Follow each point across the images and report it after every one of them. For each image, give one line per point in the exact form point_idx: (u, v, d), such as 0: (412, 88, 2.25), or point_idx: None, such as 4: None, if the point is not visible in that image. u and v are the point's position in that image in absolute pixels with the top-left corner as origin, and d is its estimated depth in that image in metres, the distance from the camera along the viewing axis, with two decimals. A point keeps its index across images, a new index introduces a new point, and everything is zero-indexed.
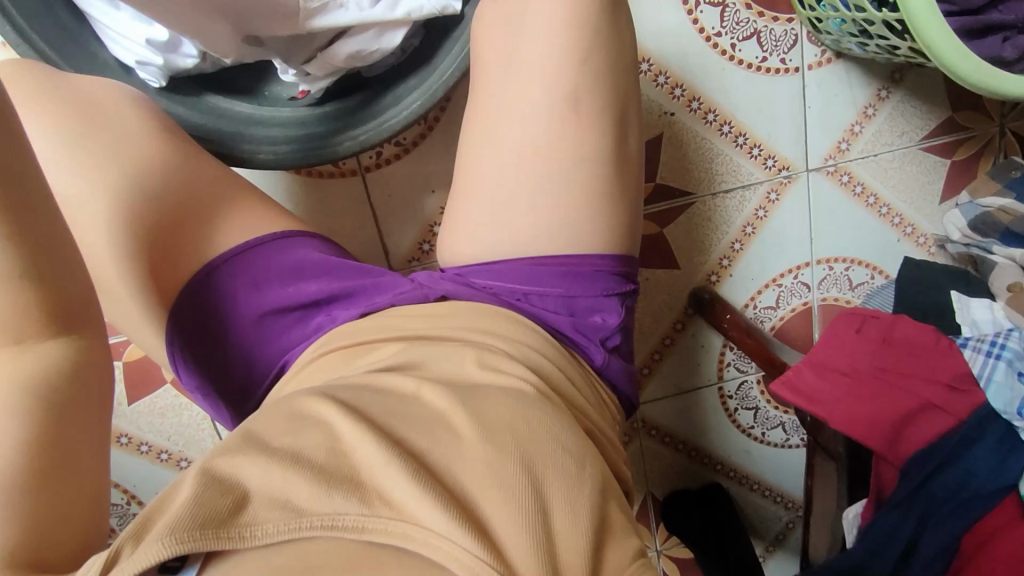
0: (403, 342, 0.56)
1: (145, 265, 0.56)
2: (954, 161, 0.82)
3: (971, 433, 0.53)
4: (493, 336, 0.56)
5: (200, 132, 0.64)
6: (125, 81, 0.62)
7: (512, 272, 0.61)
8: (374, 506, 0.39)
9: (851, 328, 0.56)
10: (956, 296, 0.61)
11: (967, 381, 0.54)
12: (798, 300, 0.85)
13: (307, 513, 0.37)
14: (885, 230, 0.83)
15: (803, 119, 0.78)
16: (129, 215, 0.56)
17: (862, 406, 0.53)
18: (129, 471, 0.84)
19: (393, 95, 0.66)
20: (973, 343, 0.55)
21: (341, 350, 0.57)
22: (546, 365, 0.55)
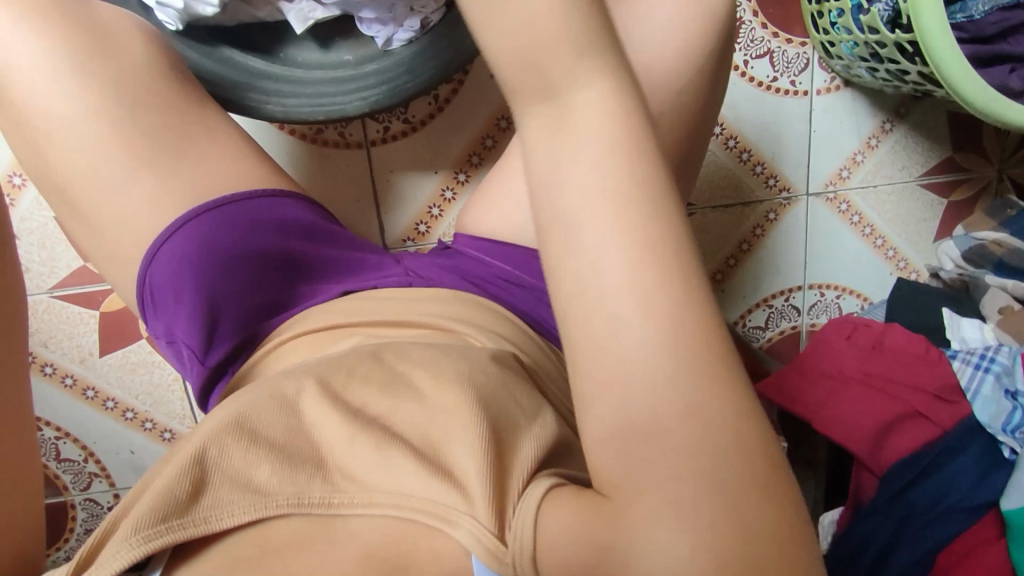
0: (364, 333, 0.53)
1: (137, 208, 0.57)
2: (951, 201, 0.83)
3: (955, 443, 0.56)
4: (468, 323, 0.54)
5: (210, 78, 0.64)
6: (143, 19, 0.62)
7: (512, 262, 0.61)
8: (332, 482, 0.38)
9: (842, 335, 0.63)
10: (948, 315, 0.64)
11: (955, 393, 0.58)
12: (787, 323, 0.85)
13: (272, 494, 0.37)
14: (879, 263, 0.84)
15: (808, 143, 0.79)
16: (131, 148, 0.56)
17: (846, 406, 0.59)
18: (92, 427, 0.82)
19: (404, 59, 0.66)
20: (964, 355, 0.59)
21: (316, 330, 0.55)
22: (521, 354, 0.53)
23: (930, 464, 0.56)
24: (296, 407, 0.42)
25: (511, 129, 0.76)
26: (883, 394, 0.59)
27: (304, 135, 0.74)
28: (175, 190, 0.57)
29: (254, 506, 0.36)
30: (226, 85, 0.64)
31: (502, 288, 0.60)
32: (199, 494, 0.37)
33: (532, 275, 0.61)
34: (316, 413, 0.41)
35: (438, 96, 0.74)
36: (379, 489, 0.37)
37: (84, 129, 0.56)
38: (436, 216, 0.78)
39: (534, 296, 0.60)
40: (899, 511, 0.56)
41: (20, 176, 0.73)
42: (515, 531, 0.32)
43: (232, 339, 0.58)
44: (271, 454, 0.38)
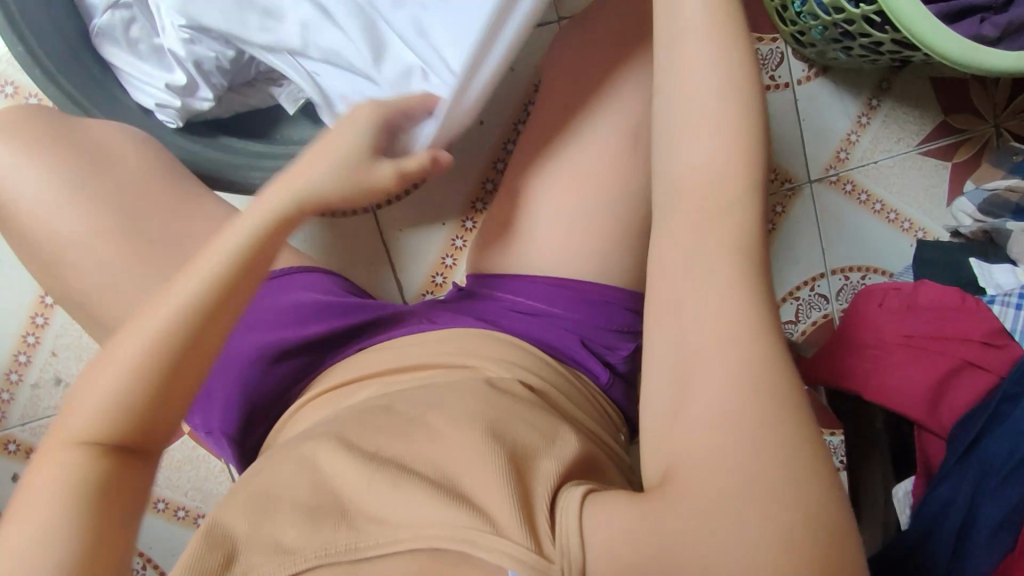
0: (378, 383, 0.53)
1: (159, 300, 0.58)
2: (954, 163, 0.82)
3: (1014, 389, 0.54)
4: (478, 357, 0.52)
5: (210, 167, 0.66)
6: (145, 124, 0.66)
7: (526, 291, 0.59)
8: (355, 527, 0.37)
9: (874, 302, 0.60)
10: (976, 264, 0.64)
11: (999, 336, 0.57)
12: (819, 313, 0.82)
13: (298, 551, 0.36)
14: (895, 235, 0.82)
15: (798, 133, 0.81)
16: (142, 245, 0.58)
17: (901, 372, 0.56)
18: (147, 531, 0.82)
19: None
20: (1001, 299, 0.58)
21: (331, 390, 0.55)
22: (531, 379, 0.51)
23: (990, 419, 0.54)
24: (315, 464, 0.41)
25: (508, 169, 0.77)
26: (913, 352, 0.57)
27: None
28: None
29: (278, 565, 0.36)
30: (221, 168, 0.67)
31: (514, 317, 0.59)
32: (230, 563, 0.36)
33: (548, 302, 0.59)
34: (335, 461, 0.40)
35: None
36: (401, 525, 0.36)
37: (94, 233, 0.58)
38: (451, 265, 0.79)
39: (553, 324, 0.59)
40: (973, 470, 0.53)
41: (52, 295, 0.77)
42: (561, 545, 0.33)
43: (266, 421, 0.60)
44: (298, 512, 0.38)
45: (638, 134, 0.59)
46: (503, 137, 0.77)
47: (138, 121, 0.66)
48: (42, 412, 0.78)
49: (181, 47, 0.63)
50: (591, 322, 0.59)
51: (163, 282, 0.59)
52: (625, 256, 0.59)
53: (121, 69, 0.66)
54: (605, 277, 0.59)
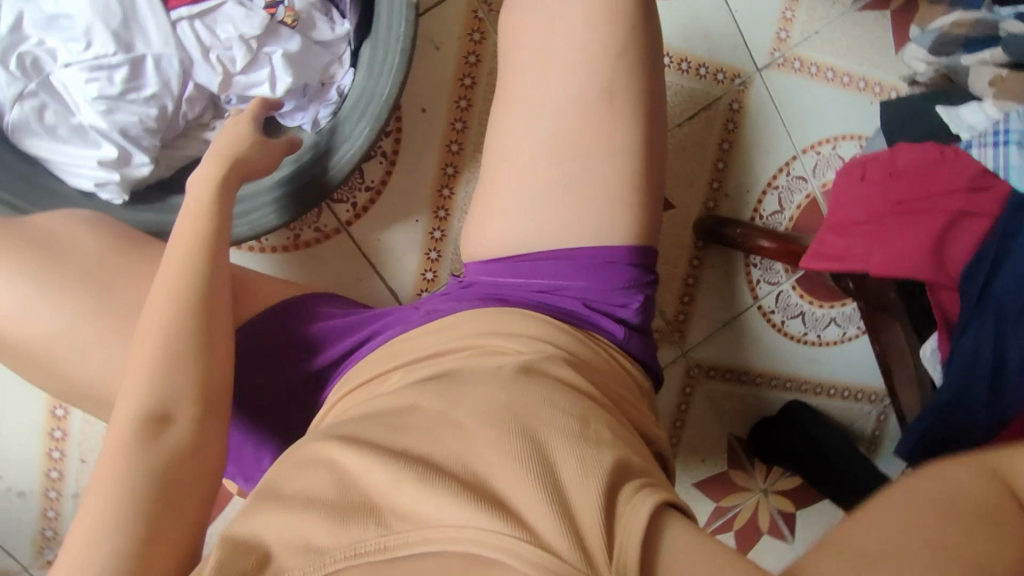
0: (411, 366, 0.48)
1: (108, 360, 0.51)
2: (892, 10, 0.82)
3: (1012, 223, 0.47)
4: (505, 331, 0.49)
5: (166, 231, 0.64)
6: (92, 207, 0.63)
7: (526, 270, 0.56)
8: (387, 522, 0.33)
9: (854, 178, 0.54)
10: (945, 111, 0.56)
11: (982, 178, 0.49)
12: (800, 195, 0.83)
13: (331, 548, 0.32)
14: (855, 99, 0.83)
15: (735, 24, 0.80)
16: (77, 307, 0.51)
17: (894, 243, 0.50)
18: None
19: (348, 108, 0.65)
20: (977, 141, 0.52)
21: (357, 388, 0.50)
22: (558, 351, 0.49)
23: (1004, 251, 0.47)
24: (327, 460, 0.37)
25: (464, 149, 0.76)
26: (901, 219, 0.50)
27: (286, 246, 0.74)
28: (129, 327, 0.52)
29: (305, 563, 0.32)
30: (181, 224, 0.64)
31: (526, 296, 0.56)
32: (265, 564, 0.33)
33: (554, 275, 0.56)
34: (346, 461, 0.36)
35: (386, 152, 0.75)
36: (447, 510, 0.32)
37: (66, 316, 0.51)
38: (437, 259, 0.78)
39: (557, 295, 0.56)
40: (992, 314, 0.47)
41: (62, 407, 0.74)
42: (618, 561, 0.29)
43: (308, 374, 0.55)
44: (321, 514, 0.33)
45: (612, 89, 0.56)
46: (449, 118, 0.76)
47: (83, 206, 0.63)
48: None
49: (102, 119, 0.60)
50: (598, 288, 0.56)
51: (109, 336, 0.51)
52: (617, 212, 0.56)
53: (50, 160, 0.62)
54: (612, 238, 0.56)
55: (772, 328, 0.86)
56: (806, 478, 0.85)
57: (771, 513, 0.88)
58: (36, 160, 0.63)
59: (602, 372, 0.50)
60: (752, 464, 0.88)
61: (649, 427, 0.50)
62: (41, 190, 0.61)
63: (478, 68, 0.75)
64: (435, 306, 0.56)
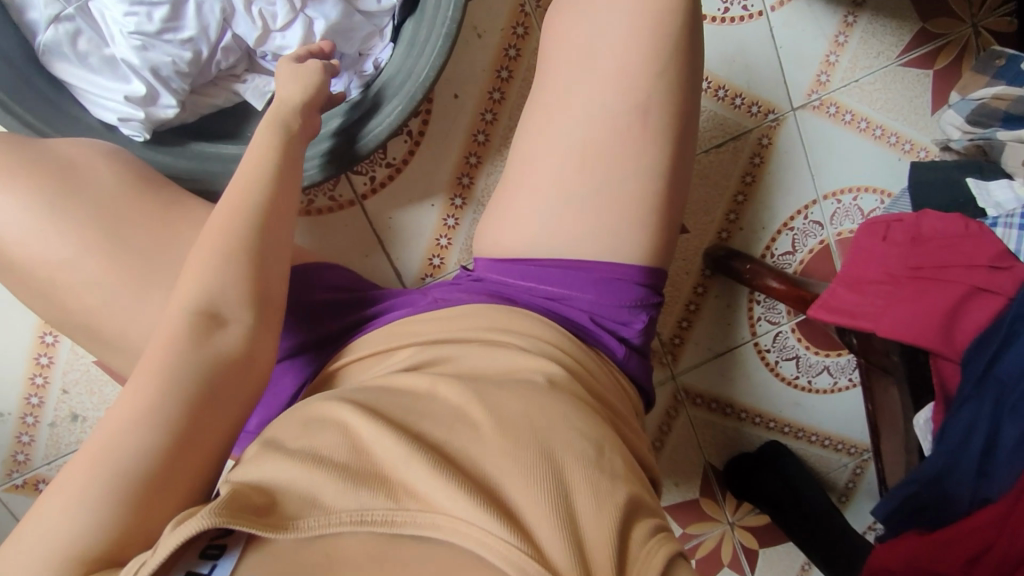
0: (417, 347, 0.49)
1: (109, 300, 0.51)
2: (936, 70, 0.82)
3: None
4: (514, 333, 0.50)
5: (185, 177, 0.63)
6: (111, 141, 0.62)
7: (538, 275, 0.56)
8: (397, 499, 0.33)
9: (876, 236, 0.55)
10: (974, 184, 0.57)
11: (1005, 258, 0.49)
12: (815, 240, 0.83)
13: (337, 509, 0.32)
14: (883, 153, 0.82)
15: (778, 59, 0.79)
16: (82, 244, 0.50)
17: (905, 306, 0.51)
18: None
19: (378, 85, 0.65)
20: (1004, 220, 0.52)
21: (364, 357, 0.51)
22: (564, 358, 0.49)
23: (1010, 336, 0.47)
24: (317, 437, 0.37)
25: (490, 141, 0.76)
26: (918, 284, 0.51)
27: (297, 209, 0.74)
28: (134, 271, 0.51)
29: (312, 517, 0.32)
30: (200, 178, 0.63)
31: (533, 300, 0.56)
32: (276, 507, 0.32)
33: (565, 284, 0.56)
34: (335, 443, 0.36)
35: (412, 132, 0.74)
36: (446, 509, 0.32)
37: (76, 251, 0.50)
38: (446, 245, 0.77)
39: (565, 304, 0.56)
40: (991, 392, 0.47)
41: (51, 335, 0.74)
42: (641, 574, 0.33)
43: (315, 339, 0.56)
44: (329, 474, 0.33)
45: (649, 106, 0.55)
46: (479, 107, 0.75)
47: (102, 138, 0.61)
48: (65, 449, 0.76)
49: (135, 55, 0.59)
50: (606, 303, 0.56)
51: (114, 276, 0.51)
52: (636, 231, 0.56)
53: (74, 86, 0.61)
54: (629, 255, 0.56)
55: (766, 366, 0.86)
56: (773, 517, 0.85)
57: (735, 546, 0.89)
58: (60, 84, 0.62)
59: (601, 386, 0.51)
60: (724, 496, 0.88)
61: (642, 450, 0.50)
62: (62, 115, 0.60)
63: (517, 62, 0.75)
64: (445, 296, 0.56)
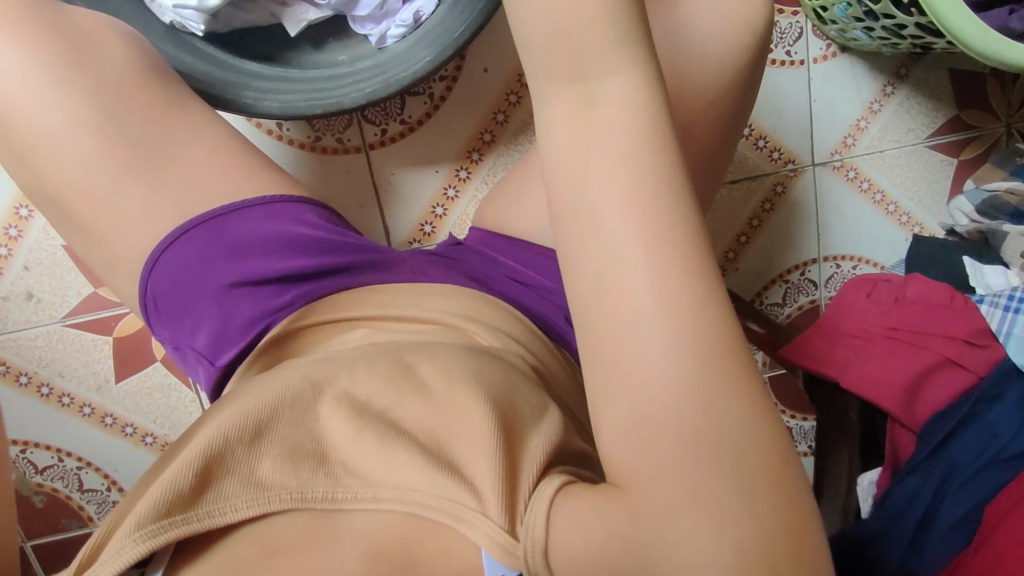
0: (377, 326, 0.47)
1: (82, 173, 0.49)
2: (960, 161, 0.81)
3: (990, 391, 0.49)
4: (478, 324, 0.46)
5: (196, 79, 0.59)
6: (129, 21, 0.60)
7: (523, 260, 0.55)
8: (334, 476, 0.32)
9: (862, 291, 0.53)
10: (970, 263, 0.57)
11: (984, 337, 0.51)
12: (805, 298, 0.83)
13: (274, 488, 0.31)
14: (892, 229, 0.82)
15: (809, 112, 0.79)
16: (73, 110, 0.49)
17: (879, 366, 0.50)
18: (76, 439, 0.77)
19: (421, 34, 0.63)
20: (990, 298, 0.52)
21: (331, 324, 0.49)
22: (529, 356, 0.46)
23: (965, 418, 0.49)
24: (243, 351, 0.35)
25: (508, 122, 0.75)
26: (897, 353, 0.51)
27: (303, 143, 0.73)
28: (114, 149, 0.50)
29: (239, 501, 0.31)
30: (218, 85, 0.60)
31: (510, 288, 0.54)
32: (204, 490, 0.31)
33: (547, 276, 0.54)
34: None
35: (433, 95, 0.74)
36: (387, 461, 0.32)
37: (65, 115, 0.49)
38: (441, 216, 0.77)
39: (543, 297, 0.54)
40: (940, 467, 0.48)
41: (27, 208, 0.73)
42: (529, 529, 0.29)
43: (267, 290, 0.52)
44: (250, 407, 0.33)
45: None
46: (505, 87, 0.74)
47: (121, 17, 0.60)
48: (13, 327, 0.75)
49: None
50: None
51: (93, 151, 0.49)
52: None
53: None
54: None
55: None
56: None
57: None
58: None
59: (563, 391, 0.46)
60: None
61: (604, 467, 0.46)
62: None
63: None
64: (423, 266, 0.54)
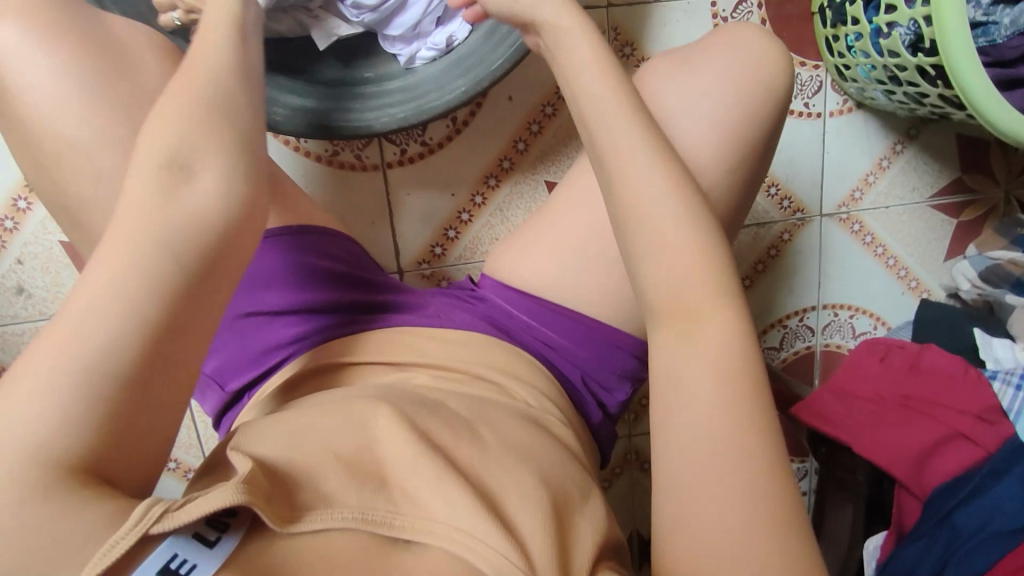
0: (427, 373, 0.47)
1: None
2: (959, 221, 0.84)
3: (998, 465, 0.52)
4: (508, 377, 0.48)
5: None
6: None
7: (540, 317, 0.53)
8: (394, 503, 0.33)
9: (875, 357, 0.60)
10: (979, 334, 0.60)
11: (995, 413, 0.55)
12: (802, 344, 0.84)
13: (338, 503, 0.32)
14: (891, 282, 0.84)
15: (821, 163, 0.80)
16: None
17: (888, 431, 0.56)
18: None
19: (454, 60, 0.63)
20: (1003, 375, 0.55)
21: (365, 364, 0.48)
22: (555, 419, 0.47)
23: (973, 490, 0.52)
24: None
25: (529, 151, 0.75)
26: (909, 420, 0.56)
27: (320, 156, 0.72)
28: None
29: (317, 512, 0.31)
30: None
31: (531, 342, 0.53)
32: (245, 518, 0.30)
33: (564, 335, 0.53)
34: None
35: (455, 118, 0.73)
36: (444, 511, 0.33)
37: None
38: (453, 238, 0.76)
39: (558, 356, 0.54)
40: (945, 535, 0.53)
41: (26, 201, 0.70)
42: None
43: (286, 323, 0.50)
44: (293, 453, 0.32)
45: None
46: (528, 115, 0.74)
47: None
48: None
49: None
50: (596, 363, 0.54)
51: None
52: None
53: None
54: None
55: None
56: None
57: None
58: None
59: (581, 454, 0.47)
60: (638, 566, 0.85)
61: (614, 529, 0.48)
62: None
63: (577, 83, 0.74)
64: (449, 311, 0.53)
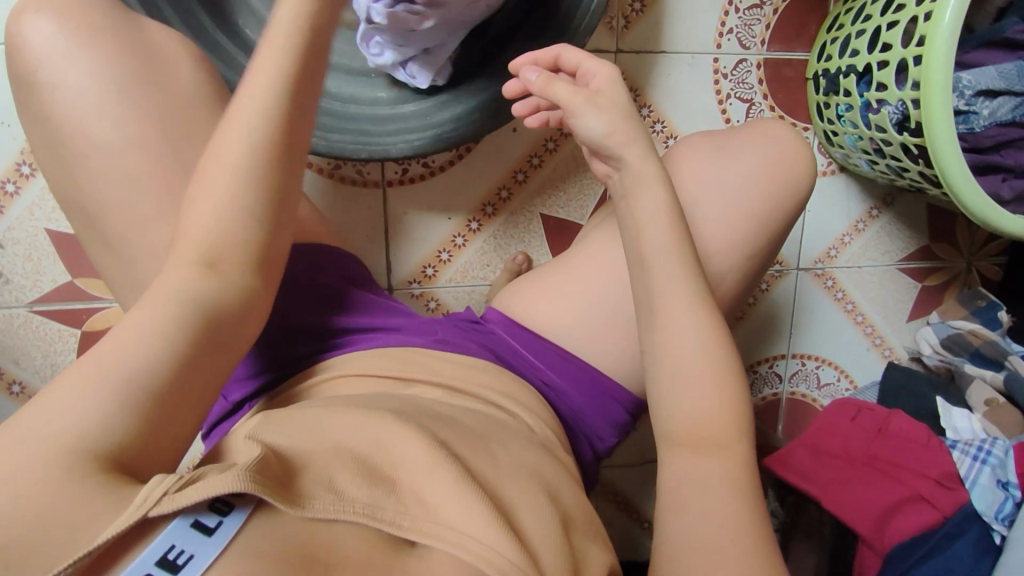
0: (438, 390, 0.48)
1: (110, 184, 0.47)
2: (924, 286, 0.89)
3: (954, 529, 0.56)
4: (523, 408, 0.49)
5: None
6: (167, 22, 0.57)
7: (541, 354, 0.55)
8: (405, 504, 0.34)
9: (848, 416, 0.65)
10: (941, 405, 0.66)
11: (953, 479, 0.58)
12: (770, 389, 0.88)
13: (350, 498, 0.33)
14: (858, 337, 0.88)
15: (801, 220, 0.84)
16: None
17: (853, 486, 0.60)
18: None
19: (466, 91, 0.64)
20: (962, 445, 0.59)
21: (375, 377, 0.48)
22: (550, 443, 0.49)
23: (930, 550, 0.56)
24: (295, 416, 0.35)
25: (528, 182, 0.77)
26: (874, 477, 0.60)
27: (322, 168, 0.72)
28: None
29: (327, 504, 0.32)
30: None
31: (532, 374, 0.55)
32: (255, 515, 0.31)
33: (561, 375, 0.55)
34: None
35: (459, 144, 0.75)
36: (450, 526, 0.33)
37: None
38: (445, 260, 0.77)
39: (552, 393, 0.55)
40: None
41: (15, 185, 0.68)
42: None
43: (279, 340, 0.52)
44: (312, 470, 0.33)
45: None
46: (530, 148, 0.76)
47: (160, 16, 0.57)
48: None
49: None
50: (590, 406, 0.55)
51: None
52: None
53: None
54: None
55: None
56: None
57: None
58: None
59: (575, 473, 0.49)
60: None
61: None
62: None
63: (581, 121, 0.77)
64: (454, 338, 0.54)
